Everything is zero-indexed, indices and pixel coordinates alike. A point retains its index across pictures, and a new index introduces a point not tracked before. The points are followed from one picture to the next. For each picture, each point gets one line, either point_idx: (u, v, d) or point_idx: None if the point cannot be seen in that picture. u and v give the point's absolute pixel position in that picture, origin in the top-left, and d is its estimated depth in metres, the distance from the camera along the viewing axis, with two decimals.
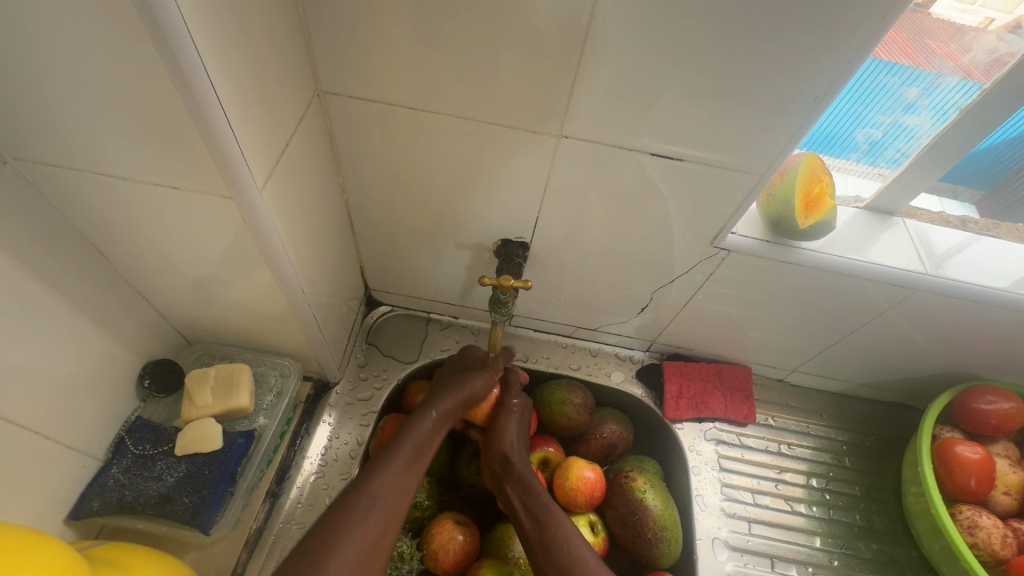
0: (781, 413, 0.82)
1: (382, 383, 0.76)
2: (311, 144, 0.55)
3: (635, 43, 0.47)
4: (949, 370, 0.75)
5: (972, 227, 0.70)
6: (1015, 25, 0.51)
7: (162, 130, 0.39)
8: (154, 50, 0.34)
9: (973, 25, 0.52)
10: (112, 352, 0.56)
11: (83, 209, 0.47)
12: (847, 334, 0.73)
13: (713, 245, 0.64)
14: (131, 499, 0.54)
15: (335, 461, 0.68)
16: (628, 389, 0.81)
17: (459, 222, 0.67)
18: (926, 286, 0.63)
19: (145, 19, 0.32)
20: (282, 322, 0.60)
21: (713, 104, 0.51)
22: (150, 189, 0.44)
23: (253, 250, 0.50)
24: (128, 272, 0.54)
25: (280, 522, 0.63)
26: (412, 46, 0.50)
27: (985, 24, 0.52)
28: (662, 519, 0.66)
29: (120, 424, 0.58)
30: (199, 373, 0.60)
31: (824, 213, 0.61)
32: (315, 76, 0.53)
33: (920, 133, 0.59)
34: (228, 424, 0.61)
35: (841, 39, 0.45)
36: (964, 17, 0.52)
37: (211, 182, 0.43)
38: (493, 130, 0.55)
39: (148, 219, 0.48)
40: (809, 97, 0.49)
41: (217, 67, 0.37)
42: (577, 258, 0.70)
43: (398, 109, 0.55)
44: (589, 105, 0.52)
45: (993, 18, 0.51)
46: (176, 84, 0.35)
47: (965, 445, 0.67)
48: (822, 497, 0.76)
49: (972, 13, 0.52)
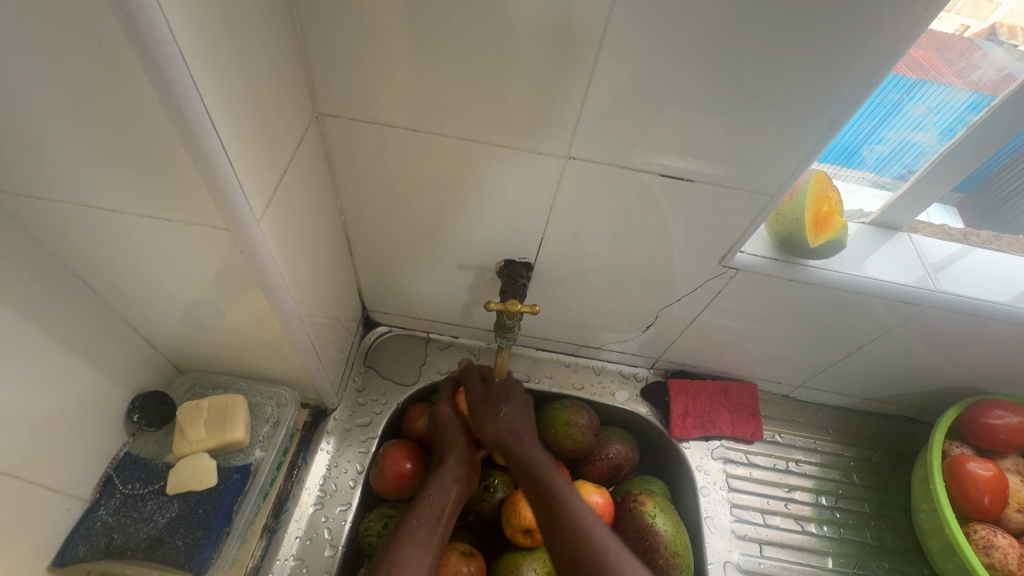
0: (788, 429, 0.81)
1: (382, 407, 0.73)
2: (309, 167, 0.53)
3: (645, 65, 0.46)
4: (956, 384, 0.75)
5: (974, 240, 0.70)
6: (988, 32, 0.51)
7: (153, 160, 0.37)
8: (150, 81, 0.32)
9: (949, 32, 0.51)
10: (100, 385, 0.53)
11: (68, 240, 0.45)
12: (853, 350, 0.72)
13: (721, 263, 0.63)
14: (120, 543, 0.51)
15: (335, 492, 0.66)
16: (633, 408, 0.79)
17: (461, 243, 0.65)
18: (934, 303, 0.63)
19: (142, 50, 0.30)
20: (279, 350, 0.58)
21: (723, 124, 0.50)
22: (140, 219, 0.42)
23: (251, 280, 0.47)
24: (117, 303, 0.52)
25: (279, 559, 0.60)
26: (414, 66, 0.48)
27: (959, 31, 0.51)
28: (673, 545, 0.64)
29: (108, 461, 0.55)
30: (192, 406, 0.58)
31: (836, 231, 0.60)
32: (313, 98, 0.51)
33: (926, 150, 0.59)
34: (222, 458, 0.59)
35: (854, 61, 0.44)
36: (942, 24, 0.49)
37: (209, 213, 0.41)
38: (498, 150, 0.54)
39: (138, 249, 0.45)
40: (820, 118, 0.48)
41: (217, 96, 0.35)
42: (581, 277, 0.68)
43: (399, 131, 0.53)
44: (596, 125, 0.51)
45: (969, 25, 0.50)
46: (173, 115, 0.34)
47: (977, 462, 0.67)
48: (832, 515, 0.75)
49: (950, 21, 0.49)
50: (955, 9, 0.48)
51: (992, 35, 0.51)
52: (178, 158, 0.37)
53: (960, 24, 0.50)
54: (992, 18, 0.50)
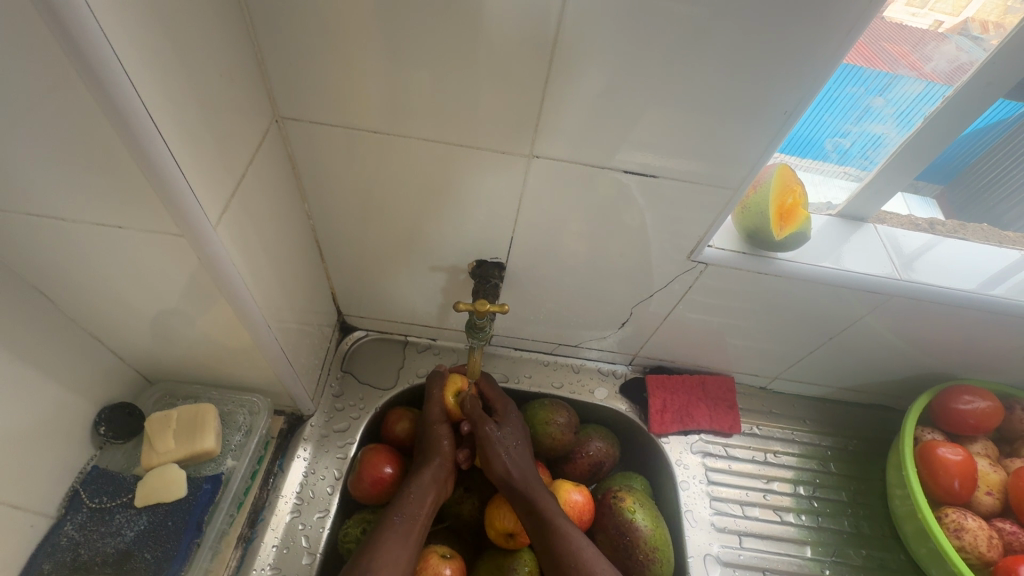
0: (766, 421, 0.82)
1: (359, 412, 0.73)
2: (271, 172, 0.52)
3: (602, 62, 0.46)
4: (927, 371, 0.76)
5: (939, 229, 0.71)
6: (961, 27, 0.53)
7: (101, 166, 0.36)
8: (87, 87, 0.31)
9: (924, 28, 0.53)
10: (61, 398, 0.52)
11: (20, 252, 0.44)
12: (826, 341, 0.73)
13: (690, 258, 0.64)
14: (86, 559, 0.50)
15: (312, 499, 0.65)
16: (613, 405, 0.80)
17: (433, 244, 0.65)
18: (901, 292, 0.64)
19: (74, 55, 0.30)
20: (249, 358, 0.57)
21: (683, 119, 0.50)
22: (94, 227, 0.41)
23: (213, 287, 0.47)
24: (77, 315, 0.51)
25: (255, 569, 0.59)
26: (373, 68, 0.48)
27: (934, 27, 0.53)
28: (653, 540, 0.64)
29: (74, 475, 0.54)
30: (160, 417, 0.57)
31: (798, 224, 0.62)
32: (273, 102, 0.51)
33: (887, 141, 0.60)
34: (193, 469, 0.58)
35: (804, 55, 0.45)
36: (915, 20, 0.52)
37: (162, 219, 0.40)
38: (463, 151, 0.54)
39: (95, 259, 0.45)
40: (776, 112, 0.49)
41: (162, 101, 0.35)
42: (554, 275, 0.68)
43: (363, 133, 0.53)
44: (558, 123, 0.51)
45: (942, 21, 0.53)
46: (114, 121, 0.33)
47: (947, 447, 0.68)
48: (810, 504, 0.76)
49: (924, 16, 0.52)
50: (926, 5, 0.50)
51: (965, 30, 0.53)
52: (124, 164, 0.36)
53: (934, 20, 0.52)
54: (964, 14, 0.52)
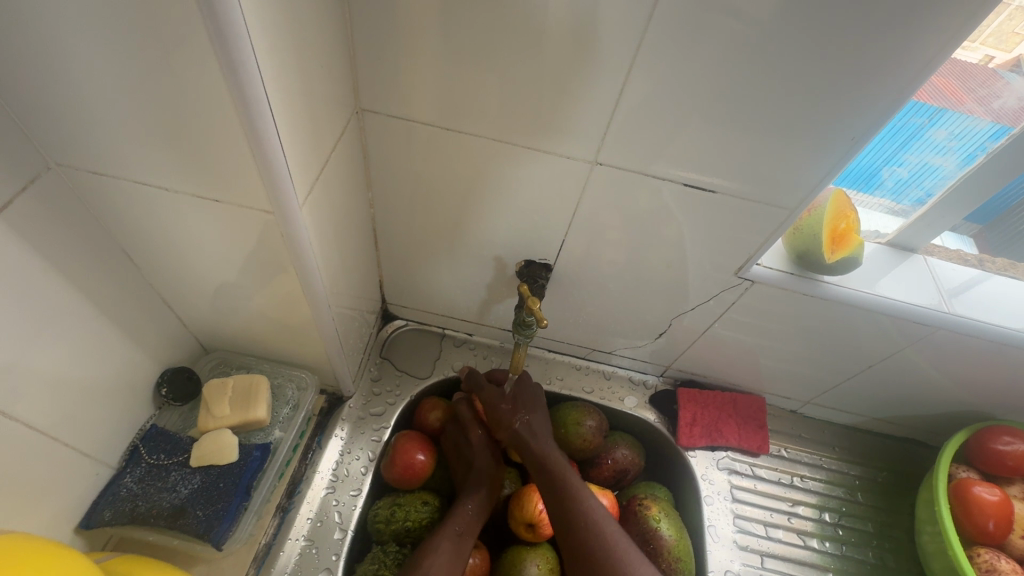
0: (794, 444, 0.82)
1: (395, 399, 0.75)
2: (346, 161, 0.55)
3: (679, 76, 0.48)
4: (964, 409, 0.75)
5: (989, 266, 0.70)
6: (1014, 62, 0.52)
7: (207, 140, 0.39)
8: (219, 69, 0.34)
9: (973, 62, 0.53)
10: (132, 356, 0.55)
11: (117, 215, 0.47)
12: (864, 369, 0.73)
13: (737, 274, 0.64)
14: (143, 510, 0.53)
15: (346, 478, 0.67)
16: (641, 415, 0.80)
17: (484, 241, 0.67)
18: (945, 325, 0.64)
19: (216, 37, 0.33)
20: (304, 335, 0.60)
21: (748, 138, 0.51)
22: (188, 199, 0.45)
23: (286, 264, 0.50)
24: (155, 279, 0.54)
25: (290, 539, 0.62)
26: (454, 68, 0.50)
27: (984, 61, 0.53)
28: (676, 550, 0.65)
29: (135, 432, 0.58)
30: (217, 383, 0.60)
31: (852, 248, 0.62)
32: (356, 94, 0.54)
33: (945, 174, 0.60)
34: (243, 436, 0.60)
35: (881, 82, 0.46)
36: (964, 55, 0.52)
37: (254, 195, 0.43)
38: (528, 153, 0.56)
39: (182, 228, 0.48)
40: (843, 137, 0.50)
41: (276, 86, 0.38)
42: (598, 282, 0.70)
43: (433, 130, 0.55)
44: (625, 132, 0.53)
45: (994, 56, 0.52)
46: (235, 102, 0.36)
47: (983, 486, 0.67)
48: (835, 532, 0.75)
49: (973, 51, 0.51)
50: (979, 40, 0.50)
51: (1015, 66, 0.53)
52: (233, 141, 0.39)
53: (985, 55, 0.52)
54: (1016, 51, 0.52)
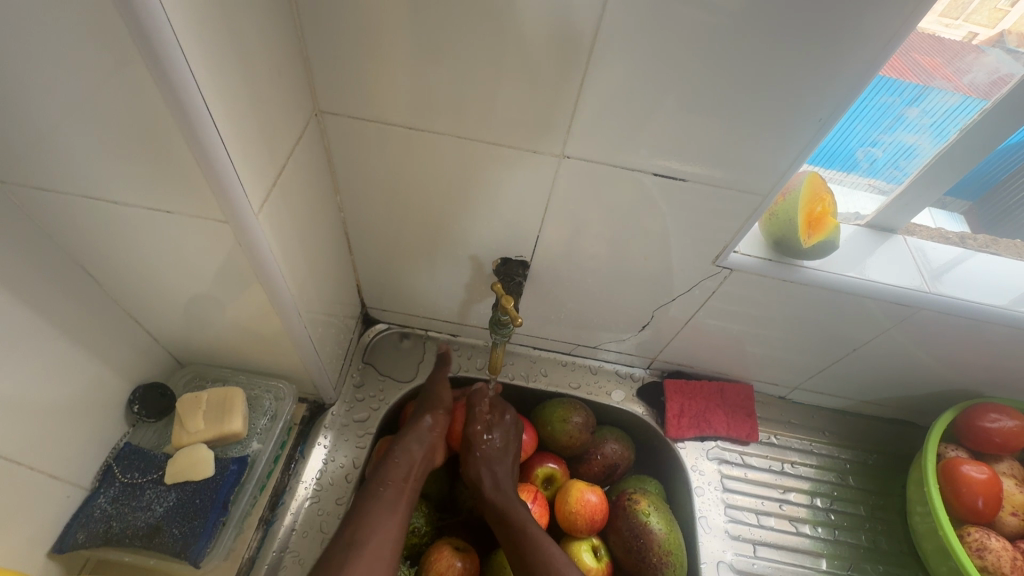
0: (783, 430, 0.81)
1: (379, 403, 0.74)
2: (308, 165, 0.54)
3: (638, 65, 0.47)
4: (952, 388, 0.75)
5: (971, 243, 0.70)
6: (997, 39, 0.52)
7: (151, 150, 0.38)
8: (152, 77, 0.33)
9: (957, 39, 0.52)
10: (100, 374, 0.54)
11: (69, 231, 0.46)
12: (849, 352, 0.72)
13: (715, 263, 0.64)
14: (118, 531, 0.52)
15: (330, 486, 0.66)
16: (629, 408, 0.80)
17: (459, 240, 0.66)
18: (927, 305, 0.63)
19: (145, 44, 0.32)
20: (278, 344, 0.59)
21: (714, 125, 0.50)
22: (140, 211, 0.43)
23: (249, 273, 0.48)
24: (118, 295, 0.53)
25: (274, 551, 0.61)
26: (411, 66, 0.49)
27: (968, 38, 0.52)
28: (667, 544, 0.64)
29: (108, 450, 0.57)
30: (191, 398, 0.59)
31: (827, 232, 0.61)
32: (313, 96, 0.53)
33: (920, 152, 0.59)
34: (219, 450, 0.59)
35: (842, 63, 0.45)
36: (947, 31, 0.51)
37: (206, 204, 0.42)
38: (493, 148, 0.55)
39: (138, 242, 0.47)
40: (809, 119, 0.49)
41: (217, 92, 0.37)
42: (576, 277, 0.69)
43: (397, 129, 0.54)
44: (591, 123, 0.52)
45: (977, 32, 0.52)
46: (173, 110, 0.35)
47: (972, 465, 0.67)
48: (827, 517, 0.75)
49: (956, 28, 0.51)
50: (962, 15, 0.50)
51: (998, 42, 0.52)
52: (178, 151, 0.38)
53: (968, 32, 0.52)
54: (999, 26, 0.52)
